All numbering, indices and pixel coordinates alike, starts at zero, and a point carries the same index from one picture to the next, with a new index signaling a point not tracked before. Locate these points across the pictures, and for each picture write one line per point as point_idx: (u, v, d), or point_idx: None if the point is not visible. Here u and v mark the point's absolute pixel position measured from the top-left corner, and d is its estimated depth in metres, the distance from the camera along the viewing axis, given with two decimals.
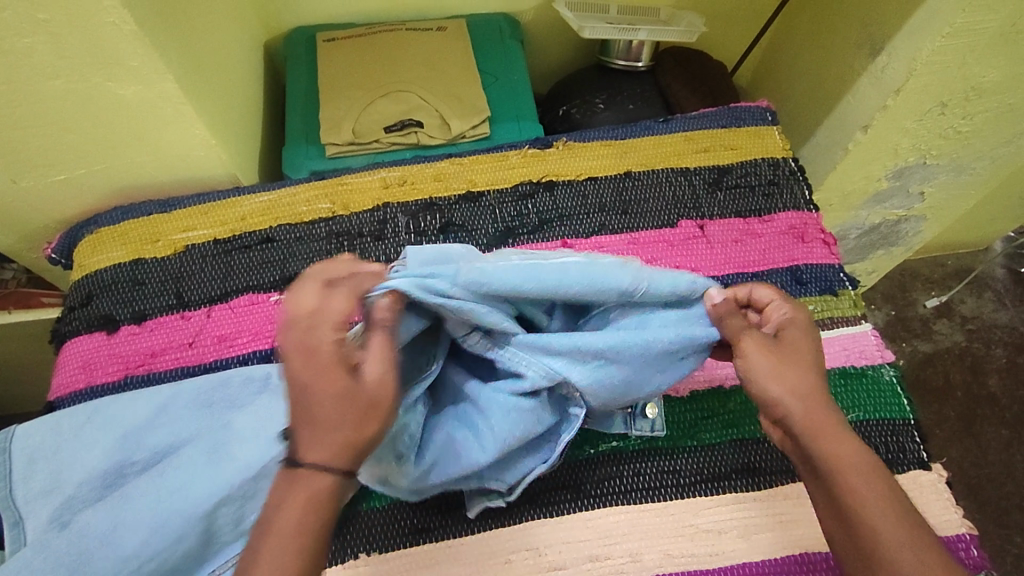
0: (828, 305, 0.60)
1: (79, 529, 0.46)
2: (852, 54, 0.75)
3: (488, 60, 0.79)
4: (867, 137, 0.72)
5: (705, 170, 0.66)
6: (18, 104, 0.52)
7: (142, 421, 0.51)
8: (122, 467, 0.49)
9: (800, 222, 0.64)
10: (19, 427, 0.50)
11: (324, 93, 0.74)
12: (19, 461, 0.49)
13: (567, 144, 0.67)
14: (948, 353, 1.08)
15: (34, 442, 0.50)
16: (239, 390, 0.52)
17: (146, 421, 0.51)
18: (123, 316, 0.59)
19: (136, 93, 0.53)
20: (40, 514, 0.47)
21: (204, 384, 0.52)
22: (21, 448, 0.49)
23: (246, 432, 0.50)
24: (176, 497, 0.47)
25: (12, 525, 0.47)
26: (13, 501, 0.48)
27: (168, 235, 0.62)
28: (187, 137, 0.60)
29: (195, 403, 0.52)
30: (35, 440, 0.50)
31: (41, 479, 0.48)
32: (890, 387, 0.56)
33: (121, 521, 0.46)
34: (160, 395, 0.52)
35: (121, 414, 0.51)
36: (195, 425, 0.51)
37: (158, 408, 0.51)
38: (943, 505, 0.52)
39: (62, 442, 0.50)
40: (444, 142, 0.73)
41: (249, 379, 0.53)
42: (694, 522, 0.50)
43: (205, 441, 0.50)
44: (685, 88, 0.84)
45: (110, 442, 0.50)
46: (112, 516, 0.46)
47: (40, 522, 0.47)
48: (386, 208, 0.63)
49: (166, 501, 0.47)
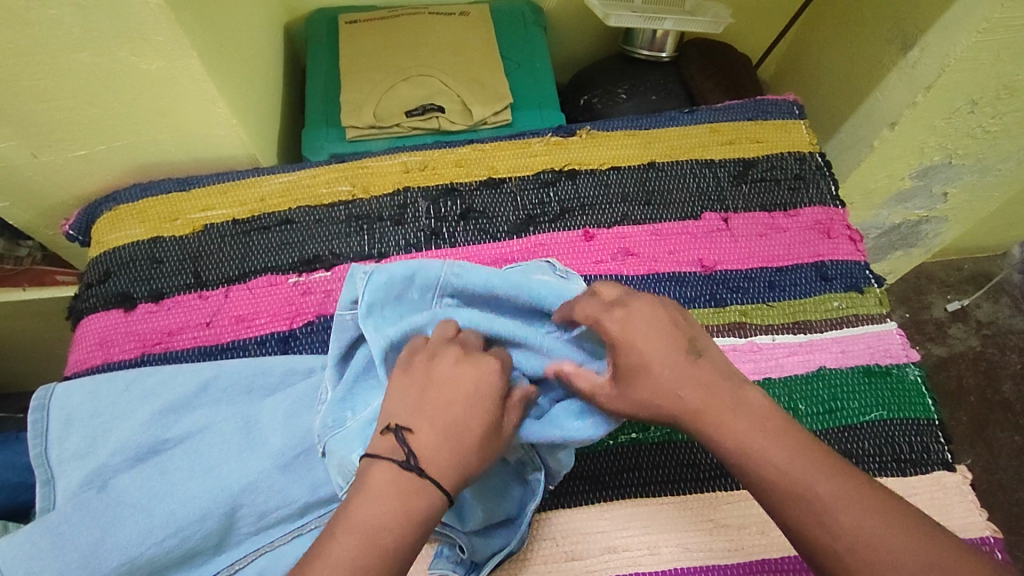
0: (853, 302, 0.59)
1: (102, 499, 0.46)
2: (882, 50, 0.73)
3: (510, 47, 0.78)
4: (894, 134, 0.71)
5: (730, 162, 0.65)
6: (42, 76, 0.51)
7: (184, 398, 0.50)
8: (156, 442, 0.49)
9: (827, 217, 0.63)
10: (59, 385, 0.51)
11: (345, 76, 0.73)
12: (57, 420, 0.49)
13: (590, 132, 0.67)
14: (963, 357, 1.07)
15: (71, 405, 0.50)
16: (281, 379, 0.52)
17: (185, 398, 0.50)
18: (141, 294, 0.58)
19: (159, 69, 0.53)
20: (66, 479, 0.47)
21: (246, 369, 0.52)
22: (59, 407, 0.49)
23: (280, 416, 0.50)
24: (208, 476, 0.47)
25: (43, 484, 0.47)
26: (47, 459, 0.48)
27: (186, 213, 0.62)
28: (208, 116, 0.59)
29: (237, 387, 0.51)
30: (72, 402, 0.50)
31: (75, 442, 0.48)
32: (915, 387, 0.55)
33: (143, 494, 0.46)
34: (202, 374, 0.51)
35: (161, 388, 0.51)
36: (231, 411, 0.50)
37: (201, 385, 0.51)
38: (967, 508, 0.51)
39: (99, 408, 0.50)
40: (465, 128, 0.72)
41: (291, 371, 0.52)
42: (712, 516, 0.50)
43: (238, 423, 0.50)
44: (709, 80, 0.82)
45: (148, 414, 0.49)
46: (144, 488, 0.47)
47: (71, 484, 0.47)
48: (406, 192, 0.63)
49: (200, 478, 0.47)
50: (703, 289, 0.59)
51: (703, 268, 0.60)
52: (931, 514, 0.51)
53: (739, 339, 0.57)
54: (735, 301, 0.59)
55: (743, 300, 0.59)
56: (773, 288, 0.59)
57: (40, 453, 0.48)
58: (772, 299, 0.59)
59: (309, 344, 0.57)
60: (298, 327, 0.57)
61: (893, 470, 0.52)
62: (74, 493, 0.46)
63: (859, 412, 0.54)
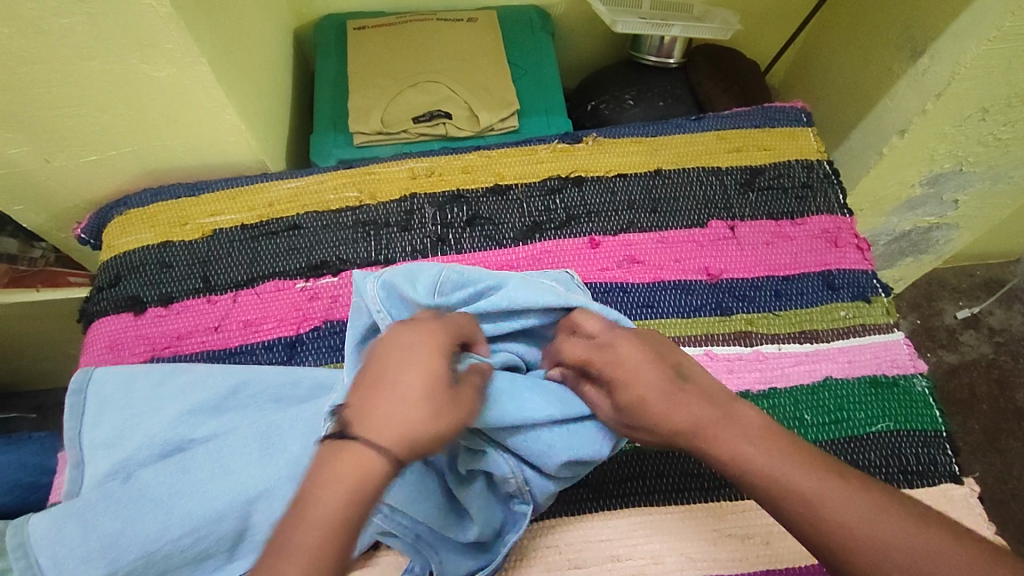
0: (860, 312, 0.59)
1: (124, 491, 0.46)
2: (893, 57, 0.73)
3: (517, 53, 0.78)
4: (903, 142, 0.71)
5: (737, 170, 0.65)
6: (54, 84, 0.52)
7: (212, 401, 0.50)
8: (182, 441, 0.49)
9: (834, 226, 0.63)
10: (97, 370, 0.52)
11: (354, 81, 0.73)
12: (92, 406, 0.51)
13: (596, 139, 0.67)
14: (974, 365, 1.06)
15: (104, 393, 0.51)
16: (307, 392, 0.52)
17: (213, 401, 0.50)
18: (150, 298, 0.59)
19: (170, 75, 0.53)
20: (95, 464, 0.48)
21: (274, 378, 0.52)
22: (96, 394, 0.51)
23: (300, 427, 0.49)
24: (224, 480, 0.47)
25: (73, 467, 0.49)
26: (79, 442, 0.49)
27: (196, 218, 0.62)
28: (217, 122, 0.60)
29: (265, 395, 0.51)
30: (109, 389, 0.51)
31: (106, 430, 0.50)
32: (922, 398, 0.55)
33: (165, 490, 0.46)
34: (233, 378, 0.52)
35: (191, 386, 0.51)
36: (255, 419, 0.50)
37: (232, 387, 0.51)
38: (975, 521, 0.50)
39: (132, 400, 0.51)
40: (471, 134, 0.72)
41: (319, 385, 0.53)
42: (717, 526, 0.50)
43: (259, 433, 0.49)
44: (717, 86, 0.82)
45: (176, 411, 0.50)
46: (167, 482, 0.47)
47: (96, 472, 0.48)
48: (413, 198, 0.63)
49: (217, 481, 0.47)
50: (708, 298, 0.59)
51: (708, 276, 0.60)
52: None
53: (745, 348, 0.56)
54: (741, 309, 0.58)
55: (749, 309, 0.58)
56: (779, 297, 0.59)
57: (73, 437, 0.50)
58: (778, 308, 0.59)
59: (315, 349, 0.57)
60: (305, 332, 0.58)
61: (900, 481, 0.52)
62: (99, 481, 0.47)
63: (865, 423, 0.53)
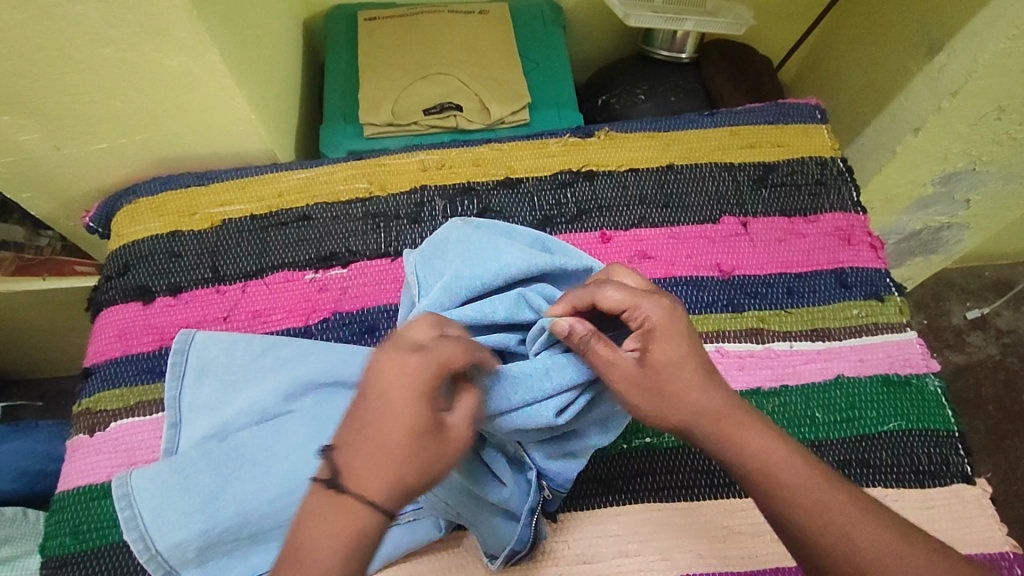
0: (872, 310, 0.58)
1: (222, 451, 0.49)
2: (908, 54, 0.72)
3: (529, 46, 0.78)
4: (918, 140, 0.70)
5: (750, 166, 0.65)
6: (66, 71, 0.52)
7: (316, 377, 0.51)
8: (278, 411, 0.51)
9: (847, 224, 0.62)
10: (198, 333, 0.53)
11: (364, 73, 0.73)
12: (193, 369, 0.52)
13: (608, 133, 0.66)
14: (981, 365, 1.05)
15: (206, 356, 0.52)
16: None
17: (313, 378, 0.51)
18: (159, 287, 0.59)
19: (182, 64, 0.53)
20: (194, 427, 0.50)
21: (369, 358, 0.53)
22: (196, 356, 0.52)
23: None
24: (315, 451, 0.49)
25: (171, 426, 0.51)
26: (180, 403, 0.51)
27: (205, 208, 0.62)
28: (228, 111, 0.60)
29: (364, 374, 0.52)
30: (210, 353, 0.52)
31: (206, 394, 0.51)
32: (935, 397, 0.55)
33: (263, 453, 0.49)
34: (332, 356, 0.52)
35: (292, 360, 0.52)
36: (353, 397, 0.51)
37: (330, 364, 0.52)
38: (986, 522, 0.50)
39: (233, 368, 0.52)
40: (482, 127, 0.72)
41: None
42: (727, 523, 0.49)
43: None
44: (729, 82, 0.82)
45: (279, 382, 0.51)
46: (266, 448, 0.49)
47: (197, 433, 0.50)
48: (423, 190, 0.63)
49: (309, 451, 0.49)
50: (720, 294, 0.58)
51: (720, 272, 0.59)
52: (949, 526, 0.50)
53: (757, 345, 0.56)
54: (753, 306, 0.58)
55: (761, 306, 0.58)
56: (791, 295, 0.59)
57: (174, 397, 0.51)
58: (790, 306, 0.58)
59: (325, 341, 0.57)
60: (314, 323, 0.57)
61: (911, 481, 0.51)
62: (201, 441, 0.49)
63: (877, 422, 0.53)
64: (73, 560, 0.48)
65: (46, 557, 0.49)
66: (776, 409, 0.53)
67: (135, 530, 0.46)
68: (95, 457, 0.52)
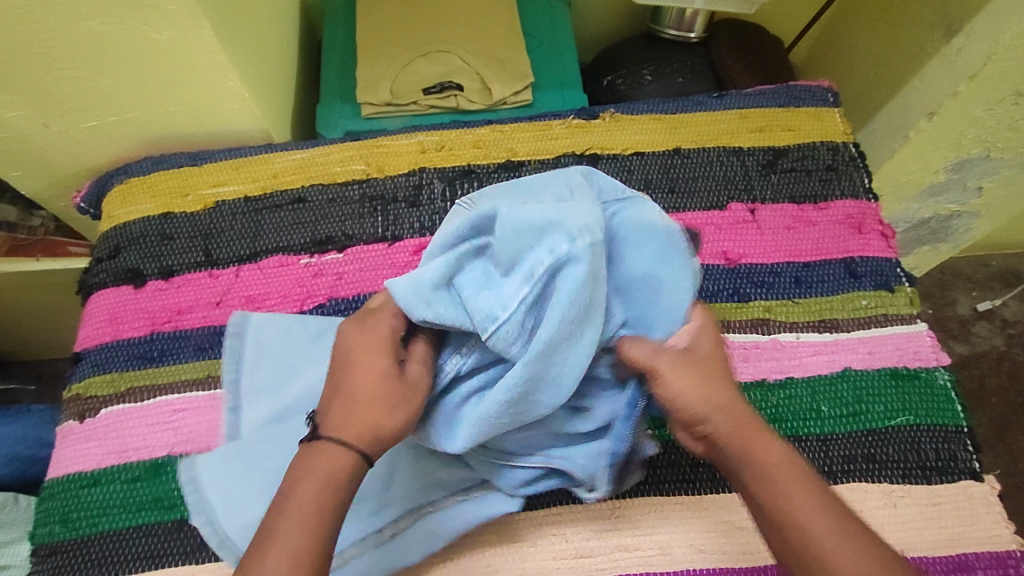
0: (882, 301, 0.57)
1: (285, 434, 0.49)
2: (925, 35, 0.69)
3: (533, 25, 0.75)
4: (931, 125, 0.68)
5: (759, 151, 0.63)
6: (50, 45, 0.50)
7: None
8: None
9: (858, 211, 0.60)
10: (251, 316, 0.53)
11: (363, 49, 0.71)
12: (250, 351, 0.52)
13: (614, 115, 0.64)
14: (985, 357, 1.04)
15: (263, 340, 0.52)
16: None
17: None
18: (150, 270, 0.57)
19: (171, 39, 0.51)
20: (255, 410, 0.51)
21: None
22: (252, 338, 0.52)
23: None
24: None
25: (229, 411, 0.50)
26: (239, 386, 0.51)
27: (198, 189, 0.61)
28: (221, 89, 0.58)
29: None
30: (264, 335, 0.53)
31: (264, 377, 0.52)
32: (944, 392, 0.53)
33: None
34: None
35: None
36: None
37: None
38: (994, 519, 0.49)
39: (288, 350, 0.52)
40: (483, 108, 0.70)
41: None
42: (728, 518, 0.48)
43: None
44: (739, 63, 0.79)
45: None
46: None
47: (257, 417, 0.50)
48: (422, 172, 0.61)
49: None
50: (726, 283, 0.57)
51: (727, 261, 0.58)
52: (955, 524, 0.49)
53: (762, 336, 0.55)
54: (760, 296, 0.56)
55: (768, 295, 0.56)
56: (799, 284, 0.57)
57: (233, 381, 0.51)
58: (798, 296, 0.57)
59: None
60: (309, 309, 0.56)
61: (918, 477, 0.50)
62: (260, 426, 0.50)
63: (884, 417, 0.52)
64: (63, 548, 0.48)
65: (36, 545, 0.48)
66: (781, 402, 0.52)
67: (202, 514, 0.46)
68: (85, 444, 0.51)
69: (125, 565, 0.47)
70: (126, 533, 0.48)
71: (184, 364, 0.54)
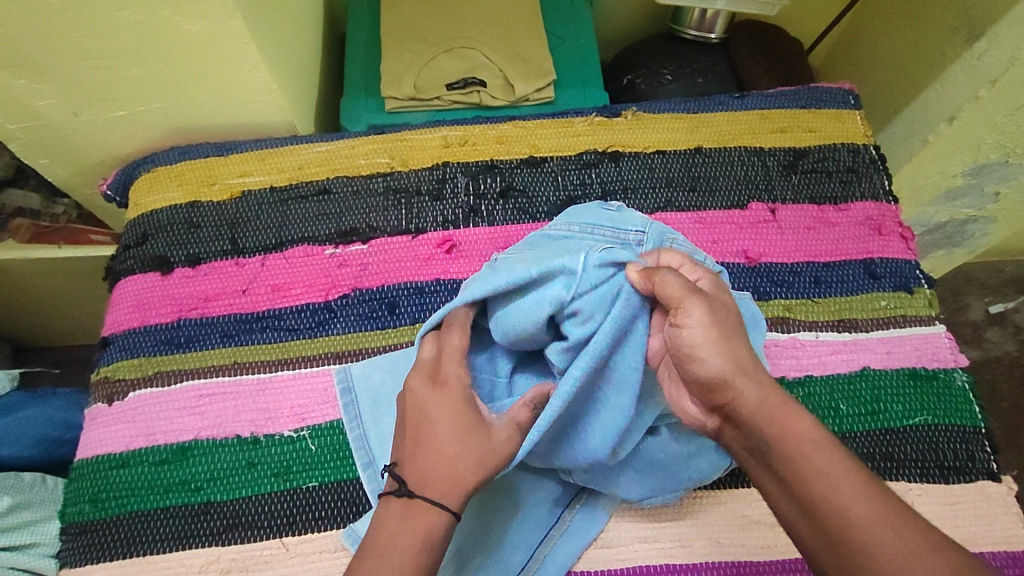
0: (901, 302, 0.57)
1: None
2: (946, 38, 0.70)
3: (555, 22, 0.76)
4: (951, 129, 0.68)
5: (780, 151, 0.63)
6: (85, 35, 0.50)
7: None
8: None
9: (878, 213, 0.61)
10: (353, 367, 0.53)
11: (387, 44, 0.71)
12: (368, 401, 0.51)
13: (636, 113, 0.64)
14: (997, 362, 1.04)
15: (374, 386, 0.52)
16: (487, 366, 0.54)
17: None
18: (177, 258, 0.58)
19: (203, 29, 0.51)
20: (389, 458, 0.49)
21: None
22: (364, 389, 0.52)
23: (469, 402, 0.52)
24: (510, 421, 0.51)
25: (365, 467, 0.49)
26: (367, 440, 0.50)
27: (224, 179, 0.61)
28: (250, 81, 0.58)
29: None
30: (375, 381, 0.52)
31: (390, 421, 0.51)
32: (962, 393, 0.54)
33: None
34: None
35: None
36: None
37: None
38: (1011, 520, 0.50)
39: (402, 388, 0.52)
40: (506, 104, 0.70)
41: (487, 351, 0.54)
42: (746, 512, 0.49)
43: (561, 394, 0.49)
44: (759, 64, 0.80)
45: None
46: None
47: (392, 466, 0.49)
48: (446, 166, 0.62)
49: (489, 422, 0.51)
50: (746, 282, 0.57)
51: (747, 260, 0.58)
52: (972, 524, 0.49)
53: (782, 334, 0.55)
54: (779, 295, 0.57)
55: (787, 294, 0.57)
56: (818, 284, 0.58)
57: (360, 438, 0.50)
58: (818, 295, 0.57)
59: (345, 317, 0.56)
60: (333, 300, 0.56)
61: (936, 477, 0.51)
62: None
63: (902, 416, 0.52)
64: (92, 527, 0.49)
65: (66, 523, 0.49)
66: (800, 400, 0.53)
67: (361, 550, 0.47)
68: (113, 426, 0.52)
69: (154, 545, 0.48)
70: (153, 513, 0.49)
71: (210, 350, 0.54)
